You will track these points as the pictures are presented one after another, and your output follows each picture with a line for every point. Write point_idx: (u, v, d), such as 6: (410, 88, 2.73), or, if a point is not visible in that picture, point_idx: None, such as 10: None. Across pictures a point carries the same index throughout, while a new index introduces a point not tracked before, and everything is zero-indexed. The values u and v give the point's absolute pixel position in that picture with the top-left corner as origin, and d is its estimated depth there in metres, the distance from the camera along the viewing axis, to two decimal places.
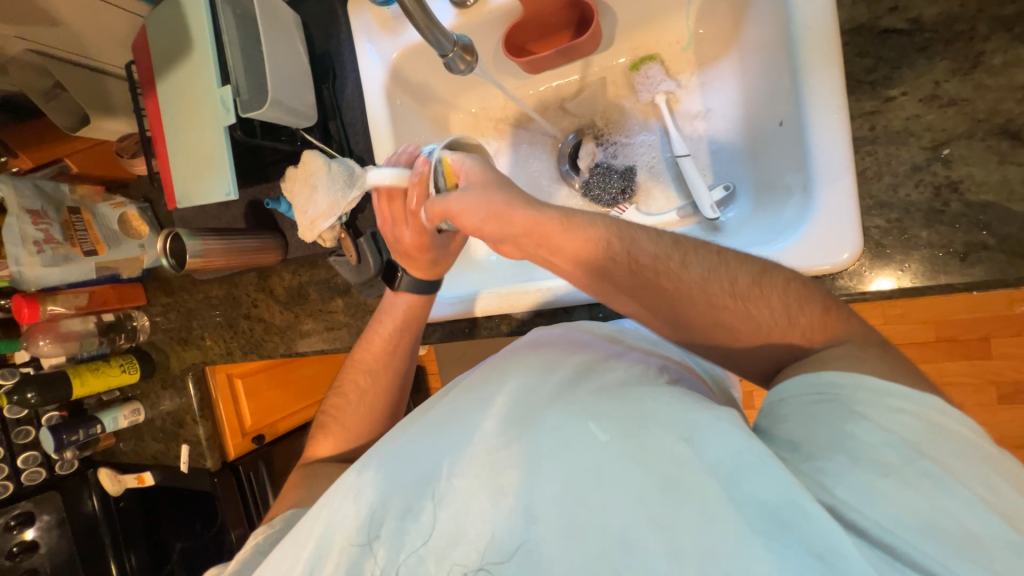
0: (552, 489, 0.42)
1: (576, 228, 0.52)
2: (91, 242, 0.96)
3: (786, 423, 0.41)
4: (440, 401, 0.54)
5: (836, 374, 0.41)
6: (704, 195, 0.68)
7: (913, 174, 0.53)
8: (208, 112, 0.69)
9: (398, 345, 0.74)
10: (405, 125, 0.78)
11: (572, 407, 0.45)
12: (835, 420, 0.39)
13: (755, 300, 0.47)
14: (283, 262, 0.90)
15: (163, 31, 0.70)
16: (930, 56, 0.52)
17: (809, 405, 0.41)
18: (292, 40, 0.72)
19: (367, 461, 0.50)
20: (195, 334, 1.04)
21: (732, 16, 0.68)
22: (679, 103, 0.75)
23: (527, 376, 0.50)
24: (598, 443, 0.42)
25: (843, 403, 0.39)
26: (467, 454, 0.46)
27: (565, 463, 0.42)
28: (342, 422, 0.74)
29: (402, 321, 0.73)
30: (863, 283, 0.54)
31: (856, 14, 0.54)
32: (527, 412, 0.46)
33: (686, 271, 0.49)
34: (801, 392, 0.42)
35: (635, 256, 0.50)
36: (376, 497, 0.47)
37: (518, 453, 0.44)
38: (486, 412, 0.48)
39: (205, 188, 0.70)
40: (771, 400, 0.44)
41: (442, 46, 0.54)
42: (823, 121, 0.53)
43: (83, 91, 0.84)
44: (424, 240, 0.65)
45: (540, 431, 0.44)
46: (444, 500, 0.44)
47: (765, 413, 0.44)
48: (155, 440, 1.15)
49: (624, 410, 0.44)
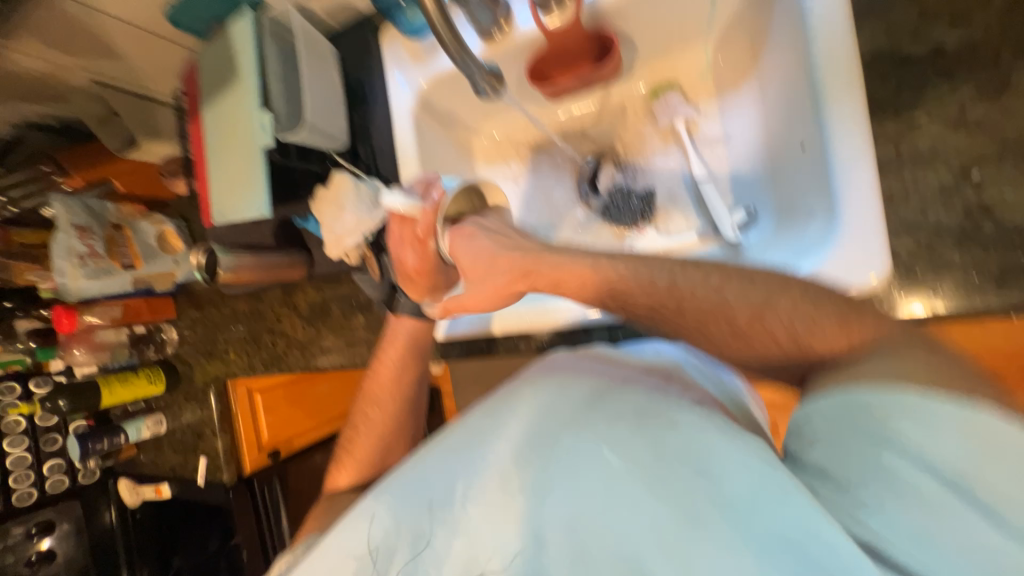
0: (564, 513, 0.42)
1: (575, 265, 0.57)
2: (130, 257, 1.01)
3: (814, 445, 0.38)
4: (449, 420, 0.52)
5: (863, 392, 0.36)
6: (725, 219, 0.69)
7: (942, 196, 0.52)
8: (247, 134, 0.73)
9: (402, 372, 0.75)
10: (430, 149, 0.81)
11: (585, 431, 0.43)
12: (864, 444, 0.35)
13: (758, 330, 0.47)
14: (307, 279, 0.93)
15: (211, 63, 0.76)
16: (955, 81, 0.52)
17: (834, 421, 0.37)
18: (328, 70, 0.77)
19: (379, 489, 0.49)
20: (219, 348, 1.07)
21: (749, 46, 0.70)
22: (698, 128, 0.77)
23: (541, 396, 0.47)
24: (612, 468, 0.41)
25: (876, 425, 0.35)
26: (481, 479, 0.45)
27: (581, 488, 0.42)
28: (354, 453, 0.76)
29: (404, 347, 0.75)
30: (894, 306, 0.53)
31: (878, 41, 0.55)
32: (541, 437, 0.44)
33: (687, 301, 0.50)
34: (821, 418, 0.38)
35: (633, 287, 0.53)
36: (390, 522, 0.46)
37: (531, 481, 0.43)
38: (496, 433, 0.46)
39: (240, 206, 0.74)
40: (796, 419, 0.40)
41: (471, 72, 0.57)
42: (847, 146, 0.53)
43: (134, 117, 0.90)
44: (426, 264, 0.70)
45: (555, 455, 0.43)
46: (458, 525, 0.45)
47: (791, 431, 0.40)
48: (175, 452, 1.16)
49: (640, 436, 0.41)
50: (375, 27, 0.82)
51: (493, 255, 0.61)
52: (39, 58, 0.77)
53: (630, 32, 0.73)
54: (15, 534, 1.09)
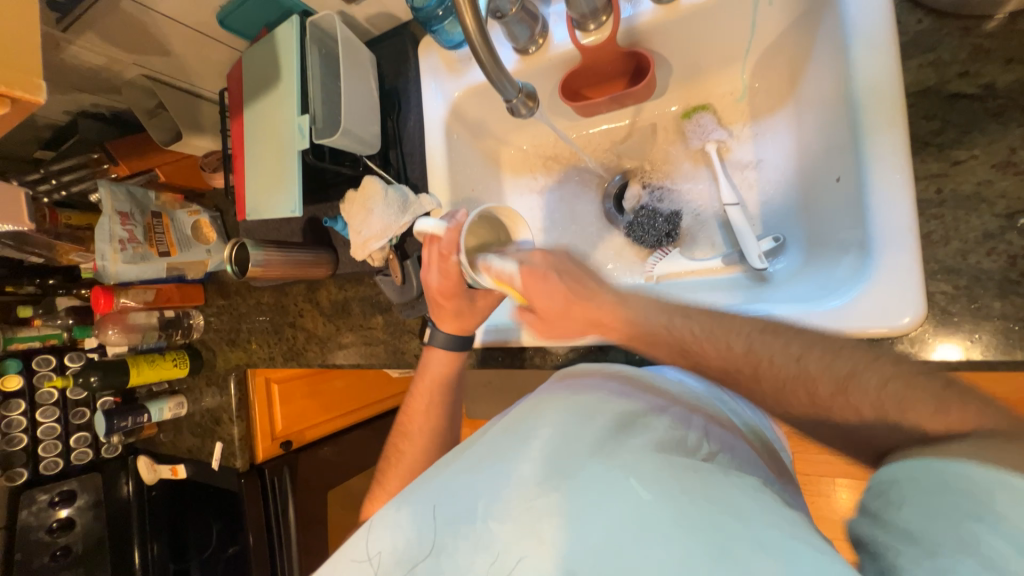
0: (593, 545, 0.41)
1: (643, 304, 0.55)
2: (166, 244, 1.05)
3: (896, 509, 0.37)
4: (478, 439, 0.55)
5: (955, 462, 0.35)
6: (753, 246, 0.68)
7: (984, 241, 0.49)
8: (285, 135, 0.75)
9: (434, 404, 0.76)
10: (459, 157, 0.83)
11: (612, 459, 0.45)
12: (951, 515, 0.34)
13: (842, 407, 0.43)
14: (331, 277, 0.95)
15: (256, 66, 0.79)
16: (1006, 122, 0.49)
17: (919, 491, 0.36)
18: (366, 75, 0.78)
19: (405, 499, 0.51)
20: (242, 337, 1.10)
21: (788, 73, 0.69)
22: (730, 152, 0.75)
23: (568, 421, 0.50)
24: (640, 500, 0.41)
25: (965, 495, 0.34)
26: (506, 497, 0.45)
27: (609, 518, 0.41)
28: (385, 485, 0.74)
29: (437, 380, 0.76)
30: (925, 350, 0.51)
31: (923, 77, 0.53)
32: (565, 461, 0.46)
33: (757, 358, 0.48)
34: (905, 483, 0.37)
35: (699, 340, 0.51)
36: (413, 534, 0.47)
37: (554, 500, 0.44)
38: (525, 455, 0.48)
39: (274, 204, 0.76)
40: (879, 484, 0.39)
41: (507, 92, 0.57)
42: (886, 182, 0.51)
43: (179, 111, 0.94)
44: (449, 283, 0.69)
45: (581, 479, 0.44)
46: (480, 542, 0.44)
47: (873, 493, 0.39)
48: (192, 434, 1.21)
49: (668, 470, 0.43)
50: (414, 37, 0.84)
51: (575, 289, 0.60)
52: (97, 52, 0.81)
53: (666, 53, 0.73)
54: (39, 501, 1.13)
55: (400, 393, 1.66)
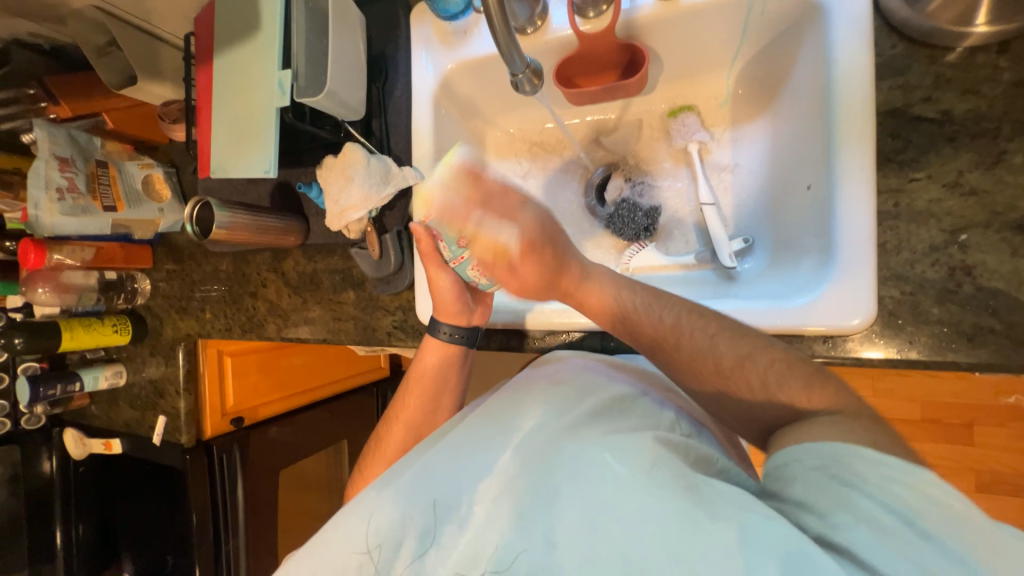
0: (571, 515, 0.43)
1: (590, 292, 0.63)
2: (112, 199, 0.95)
3: (791, 483, 0.41)
4: (458, 426, 0.56)
5: (828, 441, 0.41)
6: (725, 245, 0.72)
7: (930, 253, 0.54)
8: (263, 91, 0.70)
9: (432, 401, 0.75)
10: (445, 133, 0.81)
11: (587, 439, 0.48)
12: (835, 483, 0.38)
13: (737, 378, 0.52)
14: (300, 247, 0.91)
15: (233, 12, 0.73)
16: (957, 147, 0.54)
17: (810, 467, 0.40)
18: (355, 36, 0.74)
19: (388, 482, 0.51)
20: (194, 306, 1.03)
21: (772, 84, 0.72)
22: (710, 154, 0.78)
23: (544, 410, 0.53)
24: (613, 472, 0.44)
25: (841, 466, 0.39)
26: (486, 481, 0.48)
27: (585, 492, 0.44)
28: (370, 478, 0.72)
29: (437, 379, 0.75)
30: (861, 348, 0.56)
31: (892, 98, 0.57)
32: (544, 448, 0.49)
33: (679, 348, 0.55)
34: (800, 462, 0.41)
35: (635, 327, 0.59)
36: (395, 515, 0.47)
37: (533, 480, 0.47)
38: (505, 444, 0.51)
39: (244, 164, 0.71)
40: (775, 462, 0.43)
41: (514, 66, 0.56)
42: (853, 193, 0.55)
43: (136, 52, 0.85)
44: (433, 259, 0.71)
45: (560, 459, 0.47)
46: (464, 524, 0.46)
47: (772, 476, 0.43)
48: (132, 407, 1.12)
49: (639, 445, 0.46)
50: (406, 3, 0.81)
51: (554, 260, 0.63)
52: None
53: (659, 50, 0.74)
54: None
55: (360, 373, 1.60)
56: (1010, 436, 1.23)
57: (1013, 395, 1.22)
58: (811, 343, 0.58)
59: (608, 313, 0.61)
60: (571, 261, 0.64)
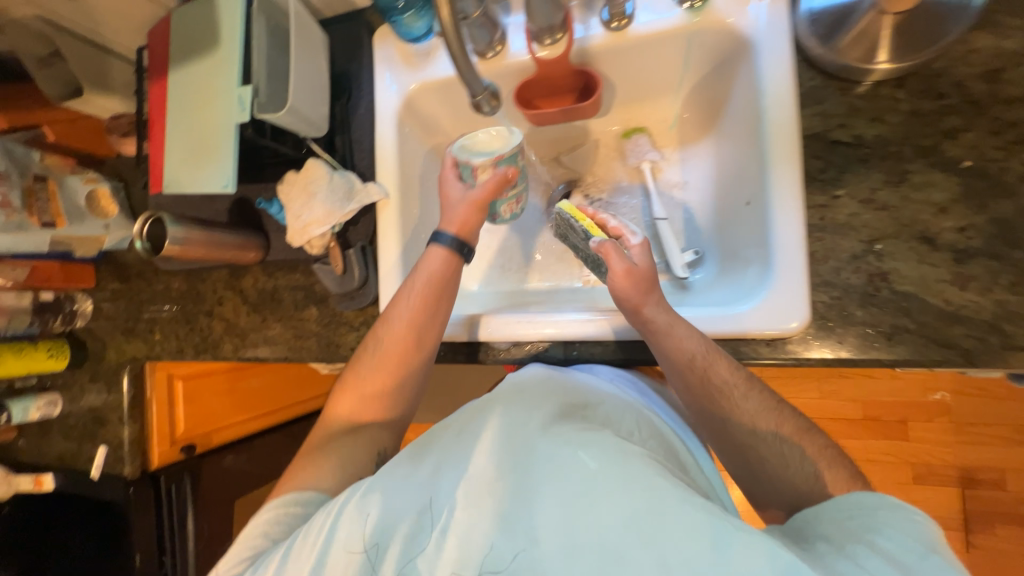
0: (553, 512, 0.44)
1: (678, 332, 0.60)
2: (51, 215, 0.90)
3: (816, 523, 0.48)
4: (433, 435, 0.57)
5: (861, 496, 0.48)
6: (677, 257, 0.76)
7: (852, 261, 0.60)
8: (222, 107, 0.70)
9: (428, 314, 0.69)
10: (410, 150, 0.83)
11: (561, 439, 0.49)
12: (857, 525, 0.45)
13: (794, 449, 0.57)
14: (259, 263, 0.89)
15: (191, 28, 0.72)
16: (868, 167, 0.61)
17: (836, 515, 0.48)
18: (318, 55, 0.75)
19: (369, 487, 0.52)
20: (142, 327, 0.98)
21: (712, 107, 0.78)
22: (661, 172, 0.84)
23: (514, 413, 0.54)
24: (588, 469, 0.46)
25: (864, 510, 0.46)
26: (464, 486, 0.48)
27: (563, 489, 0.45)
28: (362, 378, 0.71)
29: (431, 288, 0.70)
30: (808, 350, 0.60)
31: (813, 124, 0.64)
32: (518, 449, 0.50)
33: (745, 401, 0.59)
34: (828, 513, 0.49)
35: (710, 373, 0.59)
36: (379, 518, 0.49)
37: (513, 481, 0.47)
38: (476, 445, 0.51)
39: (201, 179, 0.70)
40: (804, 516, 0.50)
41: (473, 87, 0.59)
42: (784, 207, 0.61)
43: (83, 65, 0.84)
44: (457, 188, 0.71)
45: (534, 460, 0.48)
46: (446, 529, 0.47)
47: (796, 525, 0.50)
48: (67, 439, 1.04)
49: (610, 443, 0.49)
50: (370, 25, 0.83)
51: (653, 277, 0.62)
52: None
53: (611, 77, 0.79)
54: None
55: (322, 394, 1.55)
56: (938, 430, 1.34)
57: (939, 392, 1.34)
58: (755, 346, 0.63)
59: (687, 361, 0.60)
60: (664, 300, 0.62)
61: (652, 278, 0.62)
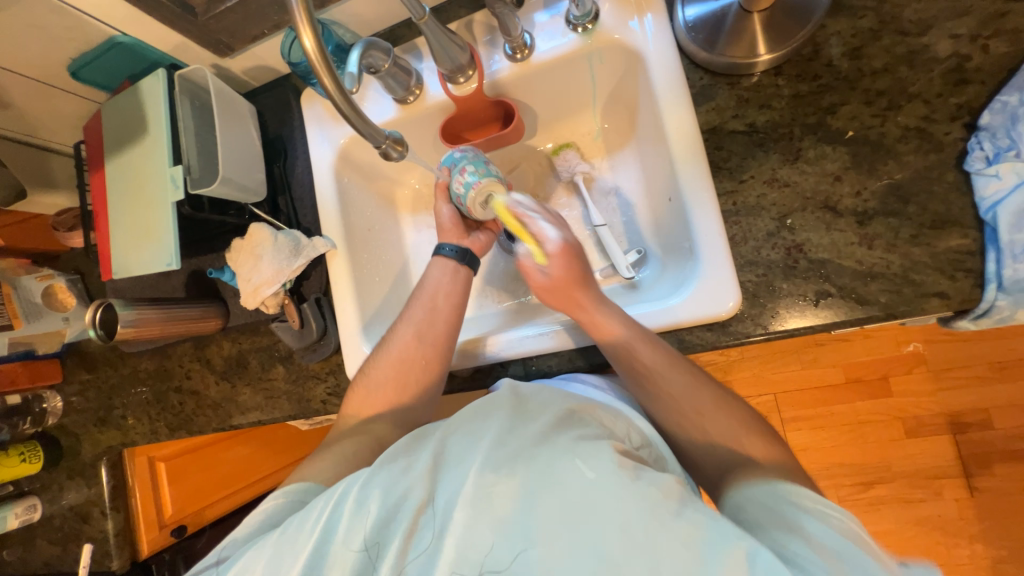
0: (550, 521, 0.44)
1: (604, 328, 0.64)
2: (8, 317, 0.88)
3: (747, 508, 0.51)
4: (428, 436, 0.56)
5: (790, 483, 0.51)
6: (620, 259, 0.79)
7: (769, 238, 0.64)
8: (157, 188, 0.72)
9: (436, 322, 0.74)
10: (352, 200, 0.85)
11: (558, 447, 0.49)
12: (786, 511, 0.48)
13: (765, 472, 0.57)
14: (222, 332, 0.89)
15: (119, 119, 0.75)
16: (766, 150, 0.65)
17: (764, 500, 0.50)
18: (246, 126, 0.79)
19: (370, 479, 0.52)
20: (115, 414, 0.97)
21: (628, 115, 0.83)
22: (595, 181, 0.88)
23: (512, 419, 0.53)
24: (585, 479, 0.45)
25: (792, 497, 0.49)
26: (462, 488, 0.48)
27: (562, 498, 0.45)
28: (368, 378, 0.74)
29: (438, 296, 0.76)
30: (783, 320, 0.62)
31: (710, 119, 0.68)
32: (518, 453, 0.49)
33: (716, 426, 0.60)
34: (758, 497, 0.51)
35: (656, 377, 0.62)
36: (377, 514, 0.49)
37: (513, 488, 0.47)
38: (476, 447, 0.51)
39: (146, 259, 0.71)
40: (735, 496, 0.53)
41: (375, 139, 0.62)
42: (696, 196, 0.64)
43: (25, 169, 0.87)
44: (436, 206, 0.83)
45: (532, 466, 0.48)
46: (444, 527, 0.48)
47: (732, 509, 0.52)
48: (50, 542, 1.01)
49: (608, 451, 0.48)
50: (295, 88, 0.87)
51: (572, 282, 0.65)
52: None
53: (527, 102, 0.84)
54: None
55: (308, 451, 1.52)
56: (919, 380, 1.37)
57: (911, 343, 1.37)
58: (697, 332, 0.66)
59: (624, 357, 0.63)
60: (587, 303, 0.65)
61: (570, 285, 0.65)
